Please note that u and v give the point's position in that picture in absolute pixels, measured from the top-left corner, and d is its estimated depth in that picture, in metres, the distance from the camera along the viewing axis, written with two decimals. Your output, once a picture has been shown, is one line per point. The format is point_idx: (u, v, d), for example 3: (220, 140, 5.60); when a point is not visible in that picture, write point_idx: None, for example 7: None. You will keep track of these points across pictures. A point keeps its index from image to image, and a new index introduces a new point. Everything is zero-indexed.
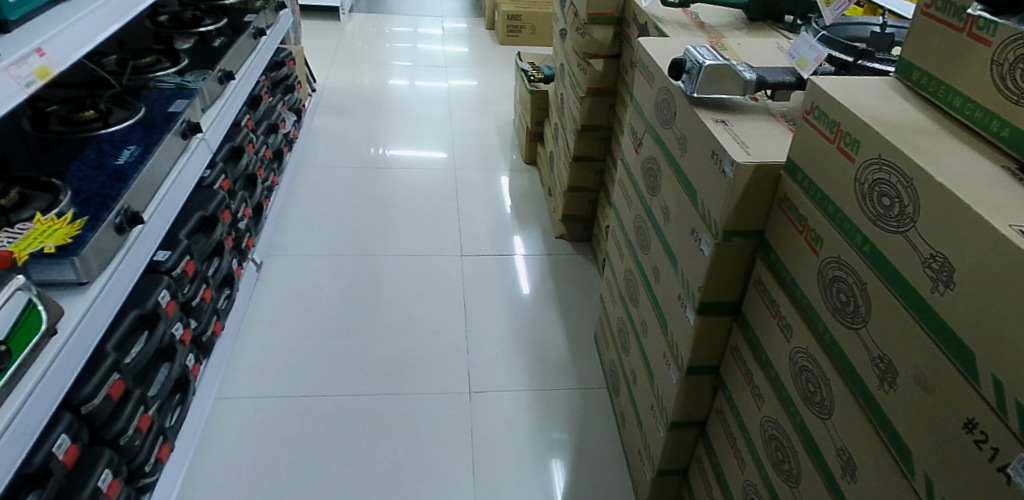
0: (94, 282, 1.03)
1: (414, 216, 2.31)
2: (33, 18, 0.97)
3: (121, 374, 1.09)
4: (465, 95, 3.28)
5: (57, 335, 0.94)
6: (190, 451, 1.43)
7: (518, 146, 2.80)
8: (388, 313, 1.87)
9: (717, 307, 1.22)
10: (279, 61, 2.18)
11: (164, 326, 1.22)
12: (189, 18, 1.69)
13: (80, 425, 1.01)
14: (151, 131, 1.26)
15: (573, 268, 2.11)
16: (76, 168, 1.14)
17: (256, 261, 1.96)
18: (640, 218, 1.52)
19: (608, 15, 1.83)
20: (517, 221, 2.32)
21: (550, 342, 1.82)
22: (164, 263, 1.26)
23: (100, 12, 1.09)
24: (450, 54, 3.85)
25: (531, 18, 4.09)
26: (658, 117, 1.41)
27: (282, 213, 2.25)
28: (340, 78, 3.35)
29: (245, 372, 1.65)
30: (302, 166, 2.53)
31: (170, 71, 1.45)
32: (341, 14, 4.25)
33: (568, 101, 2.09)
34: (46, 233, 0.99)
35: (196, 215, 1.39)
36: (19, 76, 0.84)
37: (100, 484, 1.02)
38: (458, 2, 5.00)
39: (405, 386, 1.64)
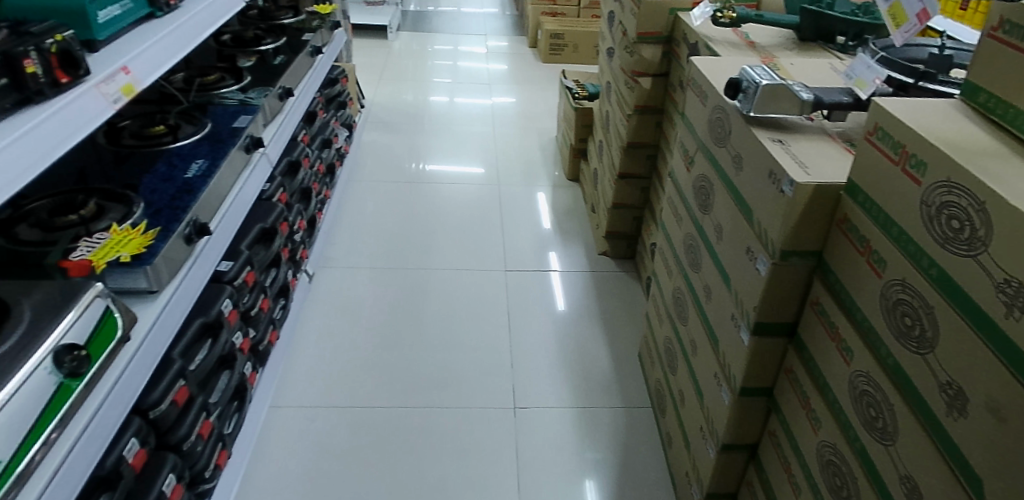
0: (164, 291, 1.09)
1: (459, 231, 2.33)
2: (126, 33, 1.09)
3: (186, 380, 1.12)
4: (507, 112, 3.31)
5: (129, 342, 1.00)
6: (246, 459, 1.45)
7: (560, 163, 2.81)
8: (433, 327, 1.88)
9: (772, 328, 1.21)
10: (333, 79, 2.24)
11: (226, 334, 1.25)
12: (251, 37, 1.73)
13: (149, 430, 1.04)
14: (217, 146, 1.31)
15: (616, 286, 2.10)
16: (148, 181, 1.19)
17: (308, 272, 1.99)
18: (691, 237, 1.52)
19: (657, 34, 1.84)
20: (559, 237, 2.33)
21: (595, 359, 1.81)
22: (227, 273, 1.29)
23: (184, 28, 1.19)
24: (493, 71, 3.90)
25: (573, 37, 4.13)
26: (712, 135, 1.41)
27: (331, 226, 2.29)
28: (385, 94, 3.41)
29: (296, 381, 1.68)
30: (351, 180, 2.58)
31: (234, 88, 1.50)
32: (387, 33, 4.35)
33: (614, 118, 2.11)
34: (122, 242, 1.03)
35: (257, 227, 1.43)
36: (107, 93, 0.96)
37: (164, 488, 1.04)
38: (499, 21, 5.07)
39: (449, 399, 1.65)
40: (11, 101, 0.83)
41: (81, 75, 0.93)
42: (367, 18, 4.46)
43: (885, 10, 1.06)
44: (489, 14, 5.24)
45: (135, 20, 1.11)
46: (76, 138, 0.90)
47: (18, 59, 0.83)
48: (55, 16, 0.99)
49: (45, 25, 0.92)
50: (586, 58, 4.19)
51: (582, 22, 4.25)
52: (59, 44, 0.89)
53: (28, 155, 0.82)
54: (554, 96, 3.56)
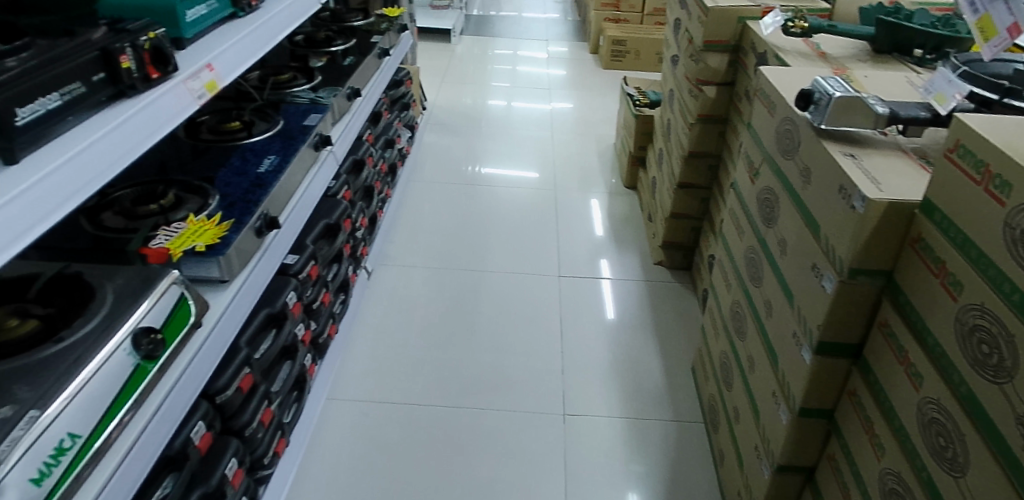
0: (234, 280, 1.13)
1: (515, 234, 2.34)
2: (211, 30, 1.14)
3: (251, 368, 1.16)
4: (566, 117, 3.31)
5: (200, 327, 1.05)
6: (302, 448, 1.49)
7: (618, 170, 2.79)
8: (486, 329, 1.89)
9: (836, 348, 1.16)
10: (398, 80, 2.28)
11: (290, 326, 1.29)
12: (322, 38, 1.79)
13: (215, 414, 1.08)
14: (288, 143, 1.35)
15: (671, 296, 2.07)
16: (223, 174, 1.24)
17: (367, 269, 2.04)
18: (752, 250, 1.48)
19: (724, 42, 1.80)
20: (613, 245, 2.31)
21: (648, 370, 1.79)
22: (292, 266, 1.33)
23: (265, 27, 1.24)
24: (553, 76, 3.91)
25: (636, 43, 4.10)
26: (780, 147, 1.37)
27: (391, 224, 2.33)
28: (446, 96, 3.46)
29: (351, 375, 1.71)
30: (411, 180, 2.62)
31: (305, 87, 1.55)
32: (451, 36, 4.43)
33: (675, 126, 2.08)
34: (198, 233, 1.08)
35: (322, 223, 1.47)
36: (193, 89, 1.01)
37: (226, 472, 1.08)
38: (561, 27, 5.08)
39: (498, 401, 1.66)
40: (107, 94, 0.89)
41: (171, 71, 0.98)
42: (432, 21, 4.54)
43: (974, 24, 1.02)
44: (551, 19, 5.25)
45: (220, 17, 1.16)
46: (161, 132, 0.96)
47: (115, 56, 0.89)
48: (147, 13, 1.04)
49: (139, 23, 0.97)
50: (648, 65, 4.16)
51: (645, 29, 4.22)
52: (151, 42, 0.94)
53: (118, 149, 0.88)
54: (614, 102, 3.54)
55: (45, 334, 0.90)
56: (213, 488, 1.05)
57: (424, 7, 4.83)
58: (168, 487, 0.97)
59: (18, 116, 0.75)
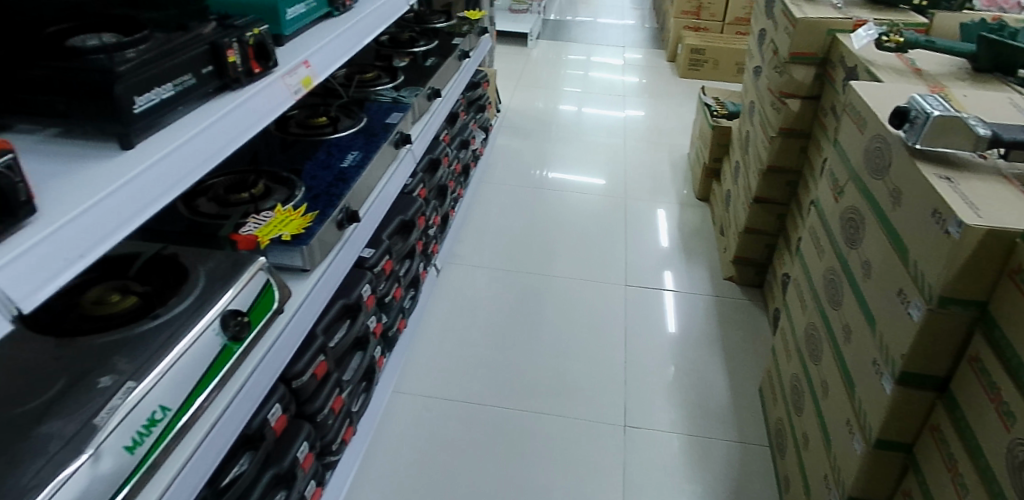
0: (315, 269, 1.17)
1: (582, 240, 2.33)
2: (307, 29, 1.19)
3: (326, 356, 1.20)
4: (640, 125, 3.27)
5: (282, 313, 1.09)
6: (367, 437, 1.53)
7: (690, 181, 2.74)
8: (548, 334, 1.89)
9: (921, 380, 1.10)
10: (476, 82, 2.31)
11: (363, 317, 1.32)
12: (406, 39, 1.84)
13: (291, 398, 1.13)
14: (371, 140, 1.40)
15: (740, 313, 2.01)
16: (309, 167, 1.30)
17: (436, 266, 2.08)
18: (832, 271, 1.43)
19: (811, 55, 1.74)
20: (682, 257, 2.27)
21: (713, 387, 1.75)
22: (369, 259, 1.37)
23: (357, 26, 1.28)
24: (628, 84, 3.87)
25: (715, 52, 4.03)
26: (868, 166, 1.32)
27: (461, 223, 2.37)
28: (520, 100, 3.49)
29: (415, 369, 1.74)
30: (483, 181, 2.65)
31: (389, 86, 1.60)
32: (528, 40, 4.46)
33: (754, 139, 2.03)
34: (284, 222, 1.13)
35: (398, 219, 1.51)
36: (290, 85, 1.05)
37: (297, 455, 1.12)
38: (638, 33, 5.03)
39: (557, 407, 1.65)
40: (213, 86, 0.94)
41: (271, 66, 1.03)
42: (511, 24, 4.59)
43: None
44: (629, 25, 5.21)
45: (315, 17, 1.20)
46: (261, 124, 0.99)
47: (223, 50, 0.93)
48: (249, 11, 1.09)
49: (246, 19, 1.01)
50: (727, 74, 4.08)
51: (726, 39, 4.14)
52: (255, 37, 0.99)
53: (221, 138, 0.92)
54: (690, 112, 3.48)
55: (143, 310, 0.96)
56: (285, 470, 1.09)
57: (503, 11, 4.88)
58: (245, 464, 1.00)
59: (135, 104, 0.81)
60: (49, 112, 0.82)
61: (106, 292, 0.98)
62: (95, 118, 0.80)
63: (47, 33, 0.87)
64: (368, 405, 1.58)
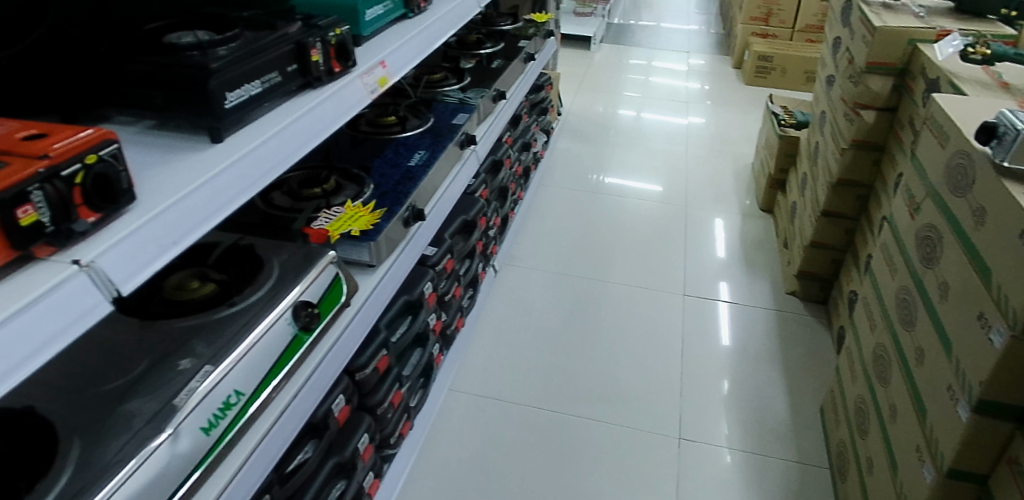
0: (381, 265, 1.20)
1: (640, 247, 2.31)
2: (384, 30, 1.22)
3: (388, 351, 1.22)
4: (703, 132, 3.22)
5: (349, 307, 1.11)
6: (423, 432, 1.55)
7: (754, 191, 2.68)
8: (603, 341, 1.87)
9: (1000, 410, 1.04)
10: (540, 85, 2.31)
11: (424, 314, 1.34)
12: (473, 41, 1.87)
13: (354, 389, 1.15)
14: (437, 140, 1.42)
15: (802, 330, 1.95)
16: (378, 165, 1.33)
17: (494, 267, 2.09)
18: (905, 290, 1.37)
19: (890, 65, 1.68)
20: (743, 268, 2.22)
21: (771, 403, 1.70)
22: (431, 258, 1.39)
23: (432, 28, 1.30)
24: (691, 90, 3.81)
25: (783, 60, 3.94)
26: (949, 183, 1.26)
27: (519, 226, 2.38)
28: (581, 103, 3.48)
29: (469, 368, 1.76)
30: (542, 184, 2.65)
31: (455, 87, 1.62)
32: (591, 44, 4.45)
33: (824, 150, 1.97)
34: (353, 219, 1.16)
35: (460, 219, 1.52)
36: (368, 84, 1.08)
37: (358, 446, 1.15)
38: (703, 39, 4.95)
39: (609, 415, 1.64)
40: (297, 84, 0.97)
41: (350, 66, 1.05)
42: (574, 28, 4.59)
43: None
44: (694, 30, 5.14)
45: (392, 18, 1.23)
46: (339, 122, 1.02)
47: (307, 49, 0.96)
48: (330, 11, 1.12)
49: (329, 19, 1.04)
50: (795, 82, 3.98)
51: (795, 47, 4.04)
52: (337, 37, 1.02)
53: (303, 134, 0.95)
54: (755, 120, 3.40)
55: (220, 298, 0.99)
56: (346, 459, 1.12)
57: (566, 15, 4.86)
58: (309, 452, 1.03)
59: (226, 99, 0.84)
60: (147, 106, 0.87)
61: (187, 278, 1.03)
62: (188, 112, 0.84)
63: (146, 30, 0.91)
64: (425, 401, 1.60)
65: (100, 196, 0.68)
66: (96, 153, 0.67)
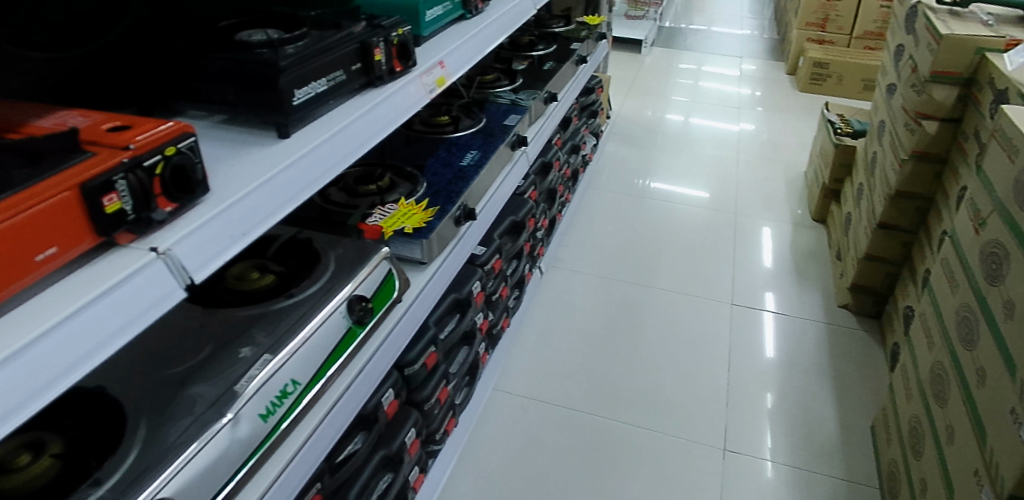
0: (432, 263, 1.21)
1: (687, 254, 2.28)
2: (443, 31, 1.23)
3: (436, 347, 1.24)
4: (754, 139, 3.17)
5: (400, 303, 1.13)
6: (467, 430, 1.57)
7: (806, 200, 2.62)
8: (648, 347, 1.86)
9: None
10: (590, 87, 2.30)
11: (472, 313, 1.36)
12: (526, 43, 1.88)
13: (403, 384, 1.17)
14: (489, 140, 1.43)
15: (854, 344, 1.90)
16: (431, 164, 1.35)
17: (540, 269, 2.10)
18: (966, 307, 1.31)
19: (956, 75, 1.63)
20: (794, 279, 2.17)
21: (820, 418, 1.66)
22: (480, 257, 1.40)
23: (489, 29, 1.31)
24: (743, 96, 3.75)
25: (840, 67, 3.84)
26: (1016, 198, 1.21)
27: (565, 228, 2.38)
28: (631, 107, 3.46)
29: (513, 369, 1.77)
30: (589, 187, 2.65)
31: (507, 88, 1.64)
32: (642, 47, 4.42)
33: (882, 160, 1.91)
34: (407, 216, 1.16)
35: (509, 219, 1.53)
36: (427, 84, 1.10)
37: (405, 440, 1.17)
38: (756, 44, 4.86)
39: (651, 422, 1.62)
40: (360, 82, 1.00)
41: (411, 65, 1.07)
42: (625, 31, 4.58)
43: None
44: (747, 35, 5.06)
45: (450, 20, 1.25)
46: (399, 120, 1.04)
47: (371, 49, 0.98)
48: (391, 13, 1.14)
49: (392, 19, 1.06)
50: (852, 90, 3.88)
51: (853, 54, 3.94)
52: (399, 37, 1.03)
53: (365, 132, 0.97)
54: (809, 128, 3.32)
55: (279, 289, 1.02)
56: (393, 452, 1.14)
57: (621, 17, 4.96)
58: (359, 443, 1.06)
59: (295, 96, 0.87)
60: (219, 100, 0.90)
61: (248, 269, 1.06)
62: (258, 107, 0.87)
63: (220, 27, 0.95)
64: (469, 400, 1.62)
65: (178, 187, 0.71)
66: (174, 145, 0.70)
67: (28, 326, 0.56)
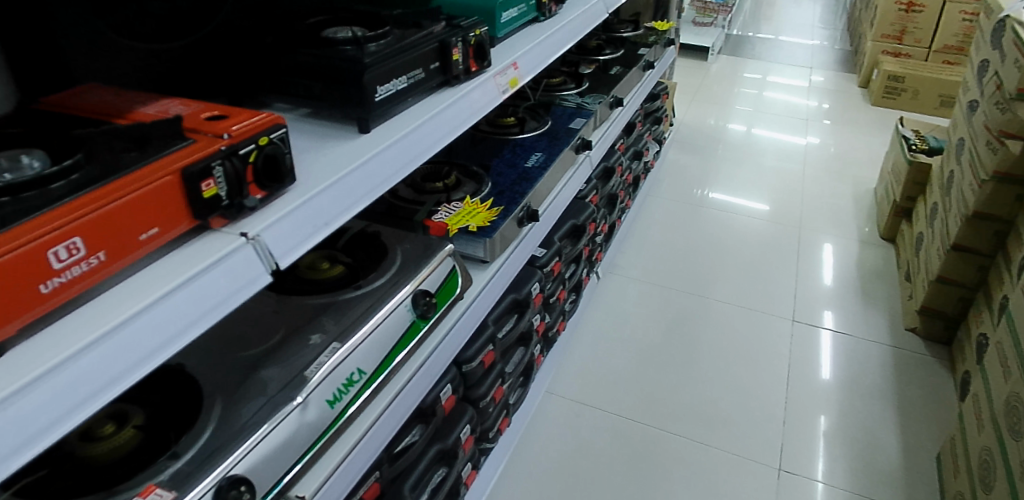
0: (494, 262, 1.22)
1: (746, 266, 2.24)
2: (515, 34, 1.24)
3: (494, 346, 1.25)
4: (822, 152, 3.08)
5: (462, 300, 1.14)
6: (519, 431, 1.58)
7: (875, 218, 2.53)
8: (704, 360, 1.83)
9: None
10: (655, 93, 2.28)
11: (530, 314, 1.36)
12: (593, 47, 1.88)
13: (460, 380, 1.19)
14: (554, 142, 1.44)
15: (921, 370, 1.83)
16: (496, 164, 1.36)
17: (597, 274, 2.09)
18: None
19: None
20: (860, 298, 2.10)
21: (881, 444, 1.60)
22: (540, 259, 1.41)
23: (561, 32, 1.31)
24: (812, 107, 3.65)
25: (916, 82, 3.71)
26: None
27: (623, 235, 2.37)
28: (696, 115, 3.42)
29: (566, 373, 1.77)
30: (647, 194, 2.63)
31: (573, 92, 1.64)
32: (709, 55, 4.35)
33: (959, 179, 1.84)
34: (471, 215, 1.18)
35: (570, 223, 1.53)
36: (500, 85, 1.11)
37: (460, 435, 1.18)
38: (827, 55, 4.72)
39: (702, 435, 1.60)
40: (437, 81, 1.01)
41: (485, 66, 1.09)
42: (691, 38, 4.53)
43: None
44: (818, 46, 4.93)
45: (523, 22, 1.26)
46: (472, 120, 1.05)
47: (449, 49, 1.00)
48: (467, 14, 1.16)
49: (470, 20, 1.07)
50: (927, 106, 3.76)
51: (931, 68, 3.80)
52: (477, 38, 1.05)
53: (440, 130, 0.99)
54: (880, 144, 3.21)
55: (348, 279, 1.06)
56: (448, 447, 1.16)
57: (688, 24, 4.93)
58: (416, 436, 1.08)
59: (377, 93, 0.89)
60: (304, 94, 0.93)
61: (318, 259, 1.10)
62: (342, 103, 0.89)
63: (309, 24, 0.98)
64: (523, 401, 1.63)
65: (269, 176, 0.73)
66: (267, 136, 0.73)
67: (124, 305, 0.59)
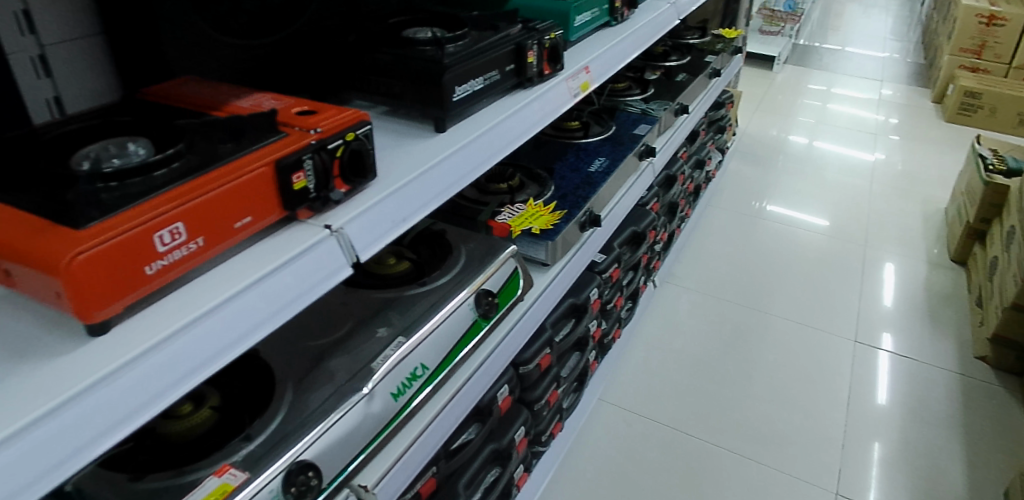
0: (555, 265, 1.22)
1: (807, 282, 2.18)
2: (585, 38, 1.24)
3: (551, 349, 1.25)
4: (890, 169, 2.98)
5: (522, 301, 1.15)
6: (570, 436, 1.57)
7: (946, 239, 2.43)
8: (760, 376, 1.79)
9: None
10: (720, 102, 2.25)
11: (588, 319, 1.36)
12: (659, 53, 1.88)
13: (517, 381, 1.19)
14: (618, 148, 1.43)
15: (990, 400, 1.75)
16: (560, 168, 1.37)
17: (653, 282, 2.07)
18: None
19: None
20: (928, 322, 2.03)
21: (945, 475, 1.54)
22: (599, 264, 1.40)
23: (631, 37, 1.31)
24: (880, 122, 3.54)
25: (993, 98, 3.58)
26: None
27: (680, 244, 2.34)
28: (759, 125, 3.35)
29: (617, 381, 1.76)
30: (706, 204, 2.59)
31: (638, 98, 1.64)
32: (774, 64, 4.26)
33: None
34: (534, 217, 1.21)
35: (630, 229, 1.52)
36: (572, 88, 1.12)
37: (515, 437, 1.19)
38: (898, 68, 4.56)
39: (754, 452, 1.57)
40: (511, 83, 1.02)
41: (558, 69, 1.09)
42: (758, 47, 4.44)
43: None
44: (888, 58, 4.77)
45: (595, 26, 1.25)
46: (544, 122, 1.06)
47: (525, 51, 1.00)
48: (541, 17, 1.16)
49: (545, 23, 1.08)
50: (1005, 124, 3.61)
51: (1010, 85, 3.65)
52: (551, 41, 1.05)
53: (513, 131, 1.00)
54: (953, 162, 3.09)
55: (414, 275, 1.07)
56: (503, 447, 1.16)
57: (754, 32, 4.83)
58: (473, 434, 1.09)
59: (455, 92, 0.90)
60: (385, 92, 0.95)
61: (385, 255, 1.12)
62: (420, 101, 0.91)
63: (390, 24, 1.01)
64: (575, 406, 1.62)
65: (353, 171, 0.75)
66: (354, 131, 0.74)
67: (217, 290, 0.61)
